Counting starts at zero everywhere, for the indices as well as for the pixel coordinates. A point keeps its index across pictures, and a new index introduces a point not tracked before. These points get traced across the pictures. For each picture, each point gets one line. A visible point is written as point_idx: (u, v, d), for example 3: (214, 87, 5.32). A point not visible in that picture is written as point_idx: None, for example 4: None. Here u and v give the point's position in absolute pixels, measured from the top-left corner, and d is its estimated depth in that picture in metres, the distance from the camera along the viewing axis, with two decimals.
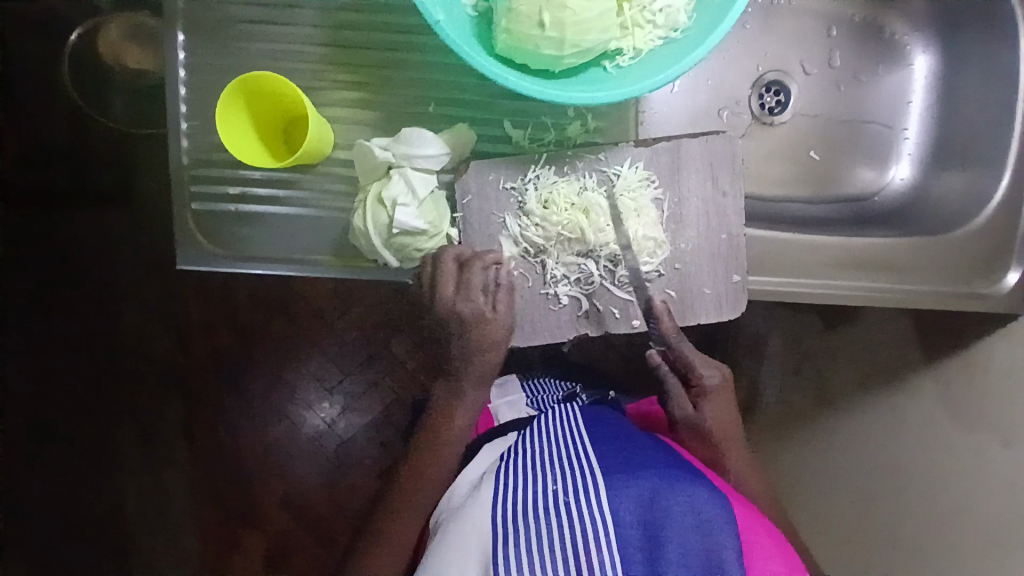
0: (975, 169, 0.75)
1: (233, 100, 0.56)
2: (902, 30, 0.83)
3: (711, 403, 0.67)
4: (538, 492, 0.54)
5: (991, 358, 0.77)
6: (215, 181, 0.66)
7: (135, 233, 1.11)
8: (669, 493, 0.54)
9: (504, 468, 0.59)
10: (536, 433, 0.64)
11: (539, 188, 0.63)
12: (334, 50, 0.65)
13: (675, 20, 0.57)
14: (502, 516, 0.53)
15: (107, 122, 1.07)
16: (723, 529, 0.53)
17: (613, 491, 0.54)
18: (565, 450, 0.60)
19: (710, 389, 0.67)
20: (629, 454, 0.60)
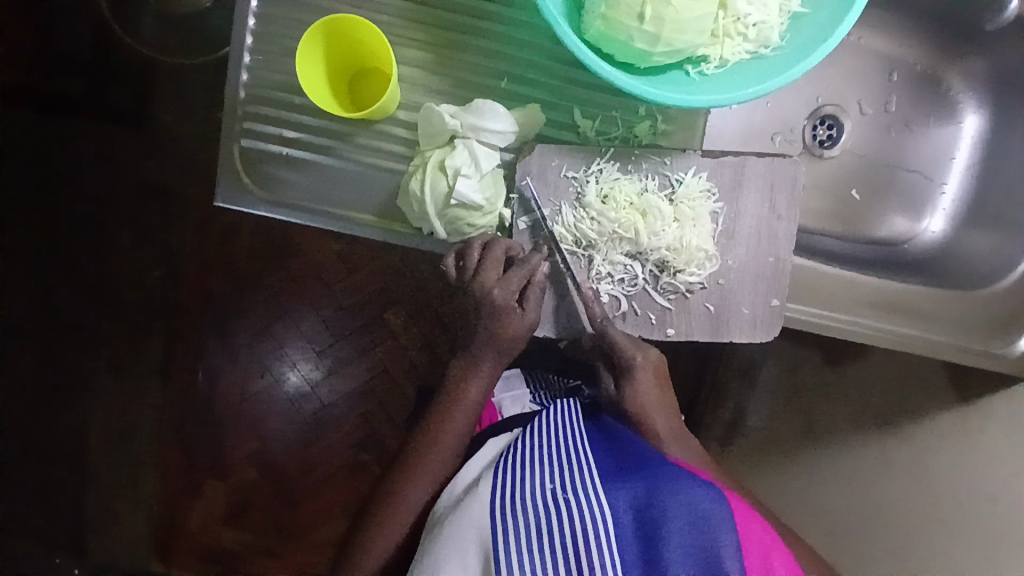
0: (1006, 234, 0.77)
1: (312, 41, 0.55)
2: (959, 87, 0.84)
3: (638, 382, 0.63)
4: (537, 490, 0.53)
5: (989, 418, 0.79)
6: (268, 120, 0.63)
7: (144, 158, 1.06)
8: (665, 492, 0.52)
9: (505, 465, 0.57)
10: (541, 424, 0.62)
11: (601, 182, 0.62)
12: (414, 8, 0.63)
13: (767, 37, 0.57)
14: (500, 513, 0.52)
15: (142, 43, 1.03)
16: (721, 525, 0.51)
17: (612, 493, 0.52)
18: (566, 444, 0.58)
19: (636, 368, 0.62)
20: (626, 454, 0.58)
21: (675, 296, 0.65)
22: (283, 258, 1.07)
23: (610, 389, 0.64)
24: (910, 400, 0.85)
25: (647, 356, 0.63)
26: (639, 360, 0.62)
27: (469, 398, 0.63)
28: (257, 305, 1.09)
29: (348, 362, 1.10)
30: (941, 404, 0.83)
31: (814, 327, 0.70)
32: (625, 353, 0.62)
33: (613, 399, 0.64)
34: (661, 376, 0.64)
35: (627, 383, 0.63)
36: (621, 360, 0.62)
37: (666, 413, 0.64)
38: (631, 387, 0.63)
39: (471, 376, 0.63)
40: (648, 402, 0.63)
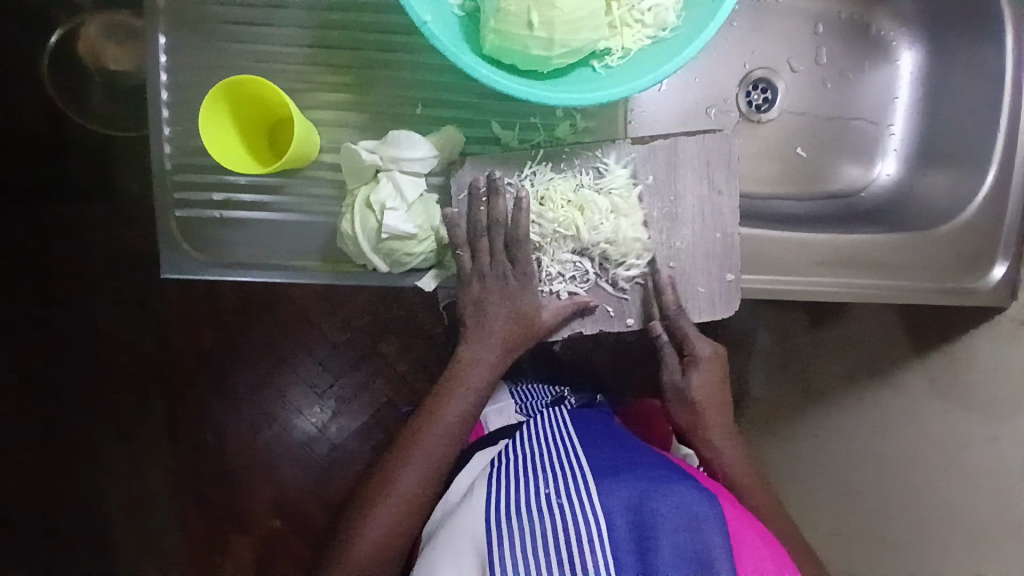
0: (961, 167, 0.77)
1: (216, 103, 0.54)
2: (889, 26, 0.83)
3: (700, 373, 0.66)
4: (531, 493, 0.53)
5: (976, 354, 0.78)
6: (198, 187, 0.64)
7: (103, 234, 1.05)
8: (659, 493, 0.52)
9: (498, 471, 0.57)
10: (533, 431, 0.63)
11: (536, 185, 0.62)
12: (319, 52, 0.62)
13: (664, 20, 0.56)
14: (495, 516, 0.52)
15: (89, 120, 1.00)
16: (712, 526, 0.51)
17: (605, 493, 0.53)
18: (561, 450, 0.59)
19: (701, 359, 0.66)
20: (619, 457, 0.59)
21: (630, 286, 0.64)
22: (266, 309, 1.09)
23: (673, 375, 0.67)
24: (899, 347, 0.84)
25: (712, 350, 0.66)
26: (708, 352, 0.65)
27: (466, 389, 0.62)
28: (249, 359, 1.10)
29: (348, 399, 1.11)
30: (929, 346, 0.82)
31: (776, 295, 0.70)
32: (693, 343, 0.65)
33: (676, 384, 0.66)
34: (723, 372, 0.67)
35: (692, 373, 0.66)
36: (688, 352, 0.65)
37: (719, 411, 0.67)
38: (695, 375, 0.66)
39: (469, 366, 0.62)
40: (702, 395, 0.66)
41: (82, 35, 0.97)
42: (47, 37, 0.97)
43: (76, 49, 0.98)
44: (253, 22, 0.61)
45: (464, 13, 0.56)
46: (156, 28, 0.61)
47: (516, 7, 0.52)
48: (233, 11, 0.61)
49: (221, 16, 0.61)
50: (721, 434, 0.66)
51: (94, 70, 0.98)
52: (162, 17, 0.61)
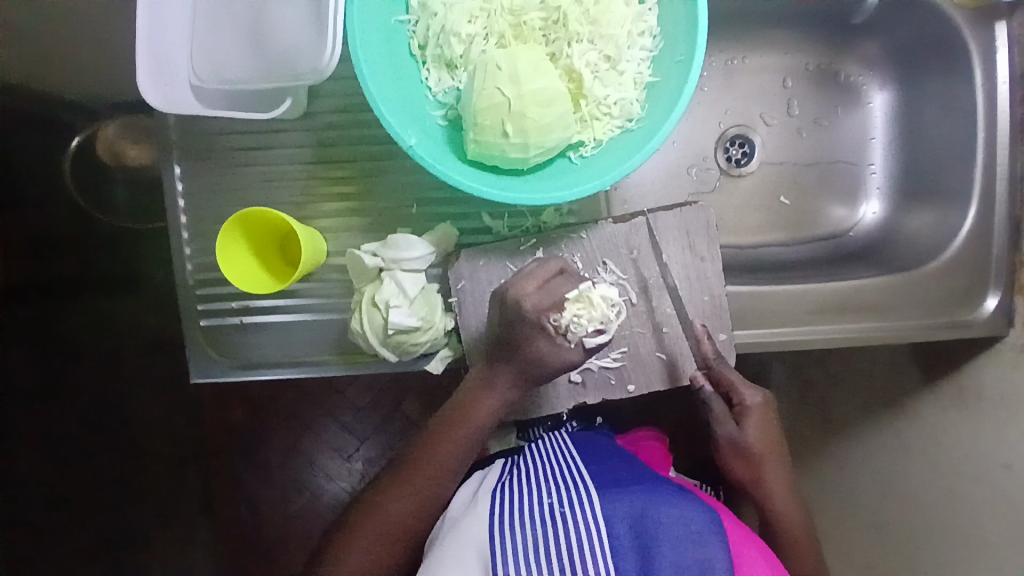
0: (943, 203, 0.79)
1: (230, 232, 0.58)
2: (857, 71, 0.86)
3: (752, 421, 0.69)
4: (536, 505, 0.58)
5: (982, 382, 0.78)
6: (219, 297, 0.69)
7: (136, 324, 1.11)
8: (661, 505, 0.58)
9: (502, 484, 0.62)
10: (539, 447, 0.70)
11: None
12: (319, 167, 0.68)
13: (629, 111, 0.61)
14: (499, 523, 0.57)
15: (117, 216, 1.03)
16: (711, 538, 0.56)
17: (607, 503, 0.58)
18: (562, 464, 0.65)
19: (751, 408, 0.69)
20: (618, 474, 0.64)
21: (624, 353, 0.68)
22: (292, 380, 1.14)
23: (728, 427, 0.69)
24: (908, 377, 0.85)
25: (761, 398, 0.69)
26: (755, 401, 0.69)
27: (473, 424, 0.63)
28: (279, 431, 1.15)
29: (375, 462, 1.14)
30: (935, 375, 0.82)
31: (772, 347, 0.72)
32: (742, 393, 0.68)
33: (732, 435, 0.69)
34: (771, 419, 0.70)
35: (746, 424, 0.69)
36: (738, 404, 0.69)
37: (775, 461, 0.70)
38: (747, 425, 0.69)
39: (479, 400, 0.63)
40: (757, 444, 0.69)
41: (101, 135, 0.97)
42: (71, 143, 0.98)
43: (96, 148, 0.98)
44: (257, 147, 0.67)
45: (447, 122, 0.62)
46: (171, 160, 0.67)
47: (491, 120, 0.57)
48: (240, 139, 0.67)
49: (229, 144, 0.67)
50: (778, 481, 0.70)
51: (116, 167, 1.00)
52: (176, 150, 0.67)
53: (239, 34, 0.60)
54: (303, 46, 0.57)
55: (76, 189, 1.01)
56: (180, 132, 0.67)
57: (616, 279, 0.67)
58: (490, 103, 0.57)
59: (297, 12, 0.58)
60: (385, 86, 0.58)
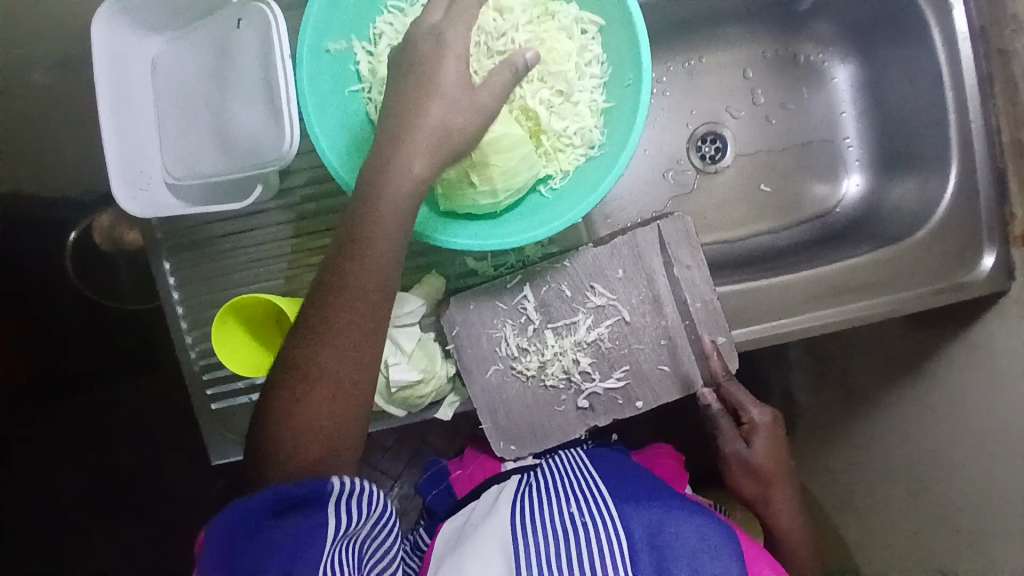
0: (922, 168, 0.78)
1: (223, 321, 0.60)
2: (816, 51, 0.87)
3: (760, 438, 0.74)
4: (556, 515, 0.61)
5: (993, 339, 0.77)
6: (226, 378, 0.71)
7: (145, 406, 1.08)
8: (678, 517, 0.60)
9: (522, 494, 0.65)
10: (555, 459, 0.72)
11: (529, 308, 0.68)
12: (301, 239, 0.69)
13: (591, 138, 0.62)
14: (522, 528, 0.60)
15: (123, 300, 1.02)
16: (728, 552, 0.58)
17: (625, 516, 0.60)
18: (580, 476, 0.67)
19: (759, 425, 0.74)
20: (636, 486, 0.66)
21: (626, 371, 0.68)
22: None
23: (735, 444, 0.74)
24: (922, 342, 0.83)
25: (769, 416, 0.74)
26: (762, 420, 0.73)
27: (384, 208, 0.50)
28: None
29: None
30: (947, 337, 0.81)
31: (773, 338, 0.72)
32: (750, 412, 0.73)
33: (739, 452, 0.74)
34: (779, 438, 0.75)
35: (754, 442, 0.74)
36: (747, 421, 0.74)
37: (781, 478, 0.75)
38: (755, 443, 0.74)
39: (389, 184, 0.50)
40: (764, 462, 0.74)
41: (97, 226, 0.94)
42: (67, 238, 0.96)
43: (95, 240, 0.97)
44: (239, 230, 0.69)
45: None
46: (160, 256, 0.69)
47: (456, 172, 0.58)
48: (222, 226, 0.69)
49: (212, 232, 0.69)
50: (783, 496, 0.75)
51: (116, 251, 0.98)
52: (163, 245, 0.69)
53: (204, 133, 0.62)
54: (265, 135, 0.58)
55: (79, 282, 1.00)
56: (164, 230, 0.69)
57: (608, 300, 0.68)
58: None
59: (253, 102, 0.59)
60: (348, 156, 0.59)
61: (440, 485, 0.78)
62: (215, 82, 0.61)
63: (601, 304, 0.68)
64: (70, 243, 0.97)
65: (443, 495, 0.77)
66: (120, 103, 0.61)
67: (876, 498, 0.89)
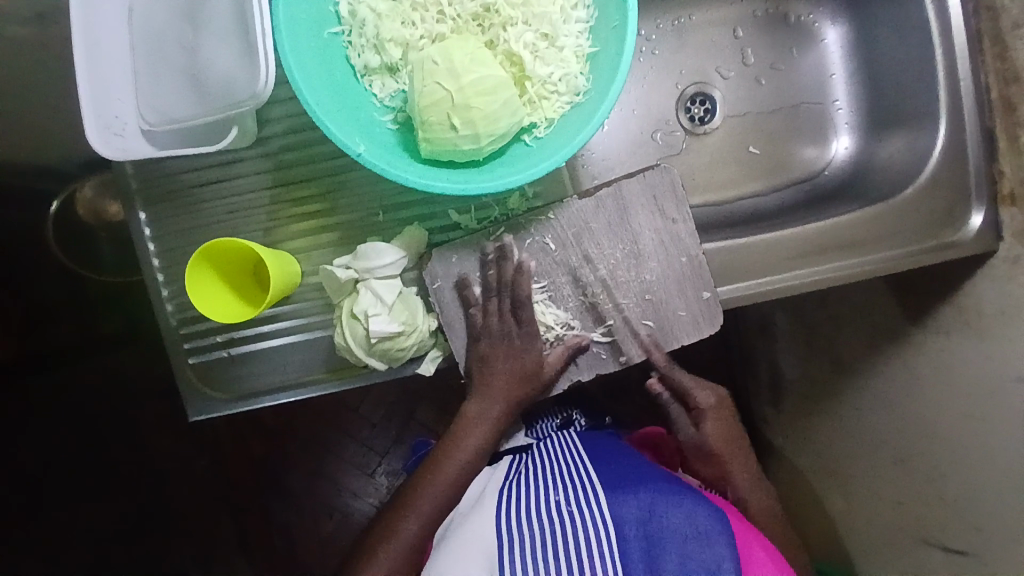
0: (911, 127, 0.78)
1: (198, 266, 0.59)
2: (806, 12, 0.86)
3: (711, 421, 0.73)
4: (543, 505, 0.60)
5: (980, 301, 0.75)
6: (203, 333, 0.69)
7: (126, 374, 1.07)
8: (668, 505, 0.59)
9: (511, 485, 0.64)
10: (545, 450, 0.72)
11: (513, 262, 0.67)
12: (280, 190, 0.68)
13: (576, 85, 0.60)
14: (507, 522, 0.59)
15: (105, 272, 0.99)
16: (717, 538, 0.57)
17: (614, 502, 0.59)
18: (571, 463, 0.67)
19: (707, 409, 0.74)
20: (626, 472, 0.65)
21: (611, 327, 0.67)
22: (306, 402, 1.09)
23: (688, 431, 0.74)
24: (910, 306, 0.83)
25: (713, 398, 0.74)
26: (709, 400, 0.73)
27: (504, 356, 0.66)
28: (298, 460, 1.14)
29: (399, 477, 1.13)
30: (934, 301, 0.80)
31: (757, 296, 0.72)
32: (696, 394, 0.73)
33: (692, 438, 0.74)
34: (727, 415, 0.75)
35: (704, 425, 0.73)
36: (694, 406, 0.73)
37: (740, 462, 0.74)
38: (706, 425, 0.73)
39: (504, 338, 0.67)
40: (719, 445, 0.73)
41: (78, 197, 0.94)
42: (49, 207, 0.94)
43: (76, 210, 0.95)
44: (217, 180, 0.68)
45: (398, 125, 0.62)
46: (136, 208, 0.68)
47: (437, 116, 0.57)
48: (198, 175, 0.67)
49: (188, 182, 0.68)
50: (742, 474, 0.74)
51: (98, 226, 0.97)
52: (138, 195, 0.68)
53: (178, 75, 0.60)
54: (240, 75, 0.57)
55: (62, 254, 0.97)
56: (139, 179, 0.68)
57: (593, 254, 0.67)
58: (433, 99, 0.57)
59: (227, 42, 0.57)
60: (325, 97, 0.57)
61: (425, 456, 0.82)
62: (189, 21, 0.59)
63: (586, 259, 0.67)
64: (52, 214, 0.95)
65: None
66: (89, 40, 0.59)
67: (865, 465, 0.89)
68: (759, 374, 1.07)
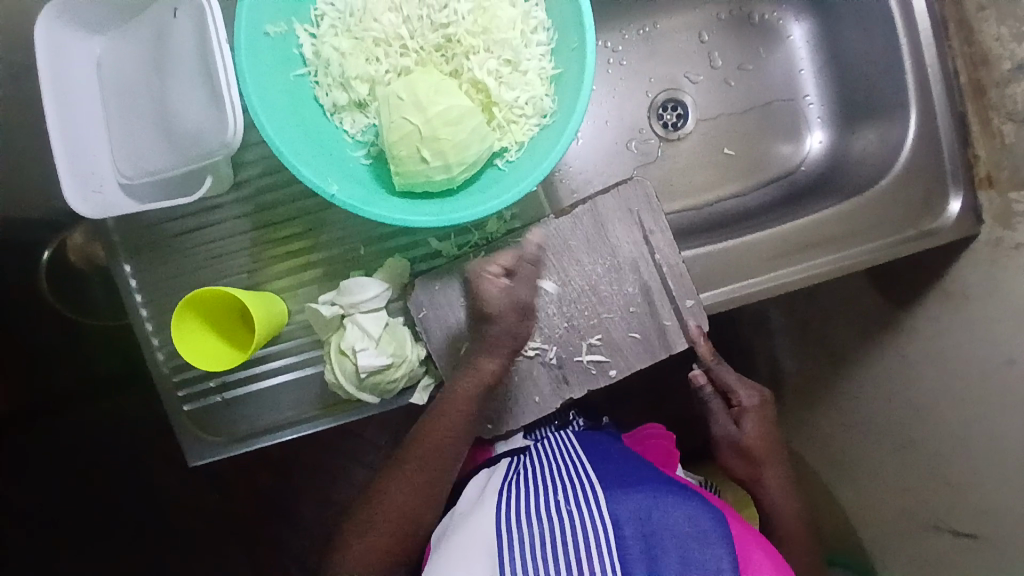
0: (882, 118, 0.78)
1: (184, 316, 0.60)
2: (770, 11, 0.87)
3: (750, 420, 0.75)
4: (542, 503, 0.59)
5: (966, 284, 0.76)
6: (196, 379, 0.70)
7: (126, 419, 1.07)
8: (669, 504, 0.59)
9: (508, 484, 0.63)
10: (543, 447, 0.70)
11: None
12: (261, 232, 0.68)
13: (542, 107, 0.61)
14: (506, 520, 0.58)
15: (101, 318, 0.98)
16: (717, 539, 0.57)
17: (614, 502, 0.59)
18: (568, 463, 0.66)
19: (749, 407, 0.76)
20: (625, 472, 0.65)
21: (599, 341, 0.68)
22: (308, 435, 1.09)
23: (726, 427, 0.76)
24: (897, 294, 0.83)
25: (757, 398, 0.76)
26: (751, 401, 0.75)
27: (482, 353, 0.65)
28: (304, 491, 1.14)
29: None
30: (921, 287, 0.80)
31: (743, 298, 0.72)
32: (738, 392, 0.75)
33: (729, 434, 0.75)
34: (767, 419, 0.76)
35: (744, 422, 0.75)
36: (736, 403, 0.76)
37: (773, 462, 0.75)
38: (745, 424, 0.75)
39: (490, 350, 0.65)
40: (754, 444, 0.75)
41: (70, 242, 0.88)
42: (39, 255, 0.93)
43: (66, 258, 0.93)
44: (198, 227, 0.68)
45: (371, 160, 0.63)
46: (120, 260, 0.68)
47: (406, 150, 0.57)
48: (179, 224, 0.68)
49: (170, 231, 0.68)
50: (775, 479, 0.75)
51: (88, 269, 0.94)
52: (122, 248, 0.68)
53: (151, 129, 0.61)
54: (209, 123, 0.57)
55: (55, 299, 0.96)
56: (121, 233, 0.68)
57: (575, 271, 0.67)
58: (401, 134, 0.57)
59: (195, 92, 0.58)
60: (295, 139, 0.58)
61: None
62: (157, 76, 0.60)
63: (567, 276, 0.67)
64: (41, 262, 0.94)
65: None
66: (58, 102, 0.60)
67: (870, 457, 0.88)
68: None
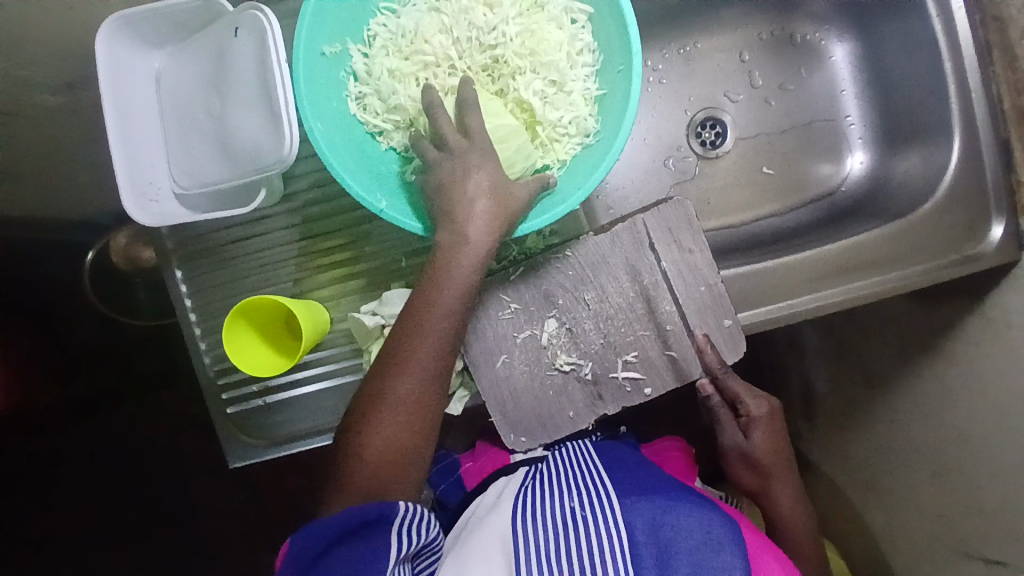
0: (925, 142, 0.78)
1: (234, 321, 0.61)
2: (812, 31, 0.87)
3: (759, 429, 0.73)
4: (558, 510, 0.60)
5: (1007, 310, 0.74)
6: (239, 383, 0.72)
7: (165, 417, 1.10)
8: (680, 511, 0.59)
9: (527, 490, 0.64)
10: (562, 454, 0.71)
11: (535, 302, 0.68)
12: (308, 242, 0.70)
13: (585, 126, 0.62)
14: (521, 523, 0.59)
15: (141, 317, 1.00)
16: (730, 548, 0.56)
17: (628, 510, 0.59)
18: (586, 471, 0.67)
19: (758, 416, 0.73)
20: (642, 481, 0.65)
21: (635, 359, 0.68)
22: None
23: (734, 437, 0.74)
24: (936, 318, 0.81)
25: (766, 406, 0.74)
26: (759, 409, 0.73)
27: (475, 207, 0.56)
28: None
29: None
30: (961, 311, 0.79)
31: (780, 319, 0.72)
32: (747, 401, 0.73)
33: (739, 444, 0.74)
34: (777, 427, 0.74)
35: (753, 433, 0.73)
36: (744, 414, 0.73)
37: (785, 479, 0.74)
38: (755, 433, 0.73)
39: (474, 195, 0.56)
40: (765, 454, 0.73)
41: (113, 245, 0.93)
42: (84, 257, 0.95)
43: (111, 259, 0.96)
44: (247, 236, 0.71)
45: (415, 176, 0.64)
46: (173, 265, 0.71)
47: None
48: (230, 233, 0.71)
49: (220, 239, 0.71)
50: (785, 489, 0.74)
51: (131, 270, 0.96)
52: (175, 255, 0.71)
53: (207, 141, 0.63)
54: (264, 140, 0.60)
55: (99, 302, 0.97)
56: (175, 240, 0.71)
57: (613, 289, 0.68)
58: None
59: (250, 108, 0.60)
60: (345, 156, 0.60)
61: (451, 475, 0.80)
62: (214, 92, 0.63)
63: (605, 293, 0.68)
64: (88, 263, 0.95)
65: (455, 487, 0.79)
66: (122, 116, 0.63)
67: (902, 480, 0.87)
68: (790, 388, 1.06)
